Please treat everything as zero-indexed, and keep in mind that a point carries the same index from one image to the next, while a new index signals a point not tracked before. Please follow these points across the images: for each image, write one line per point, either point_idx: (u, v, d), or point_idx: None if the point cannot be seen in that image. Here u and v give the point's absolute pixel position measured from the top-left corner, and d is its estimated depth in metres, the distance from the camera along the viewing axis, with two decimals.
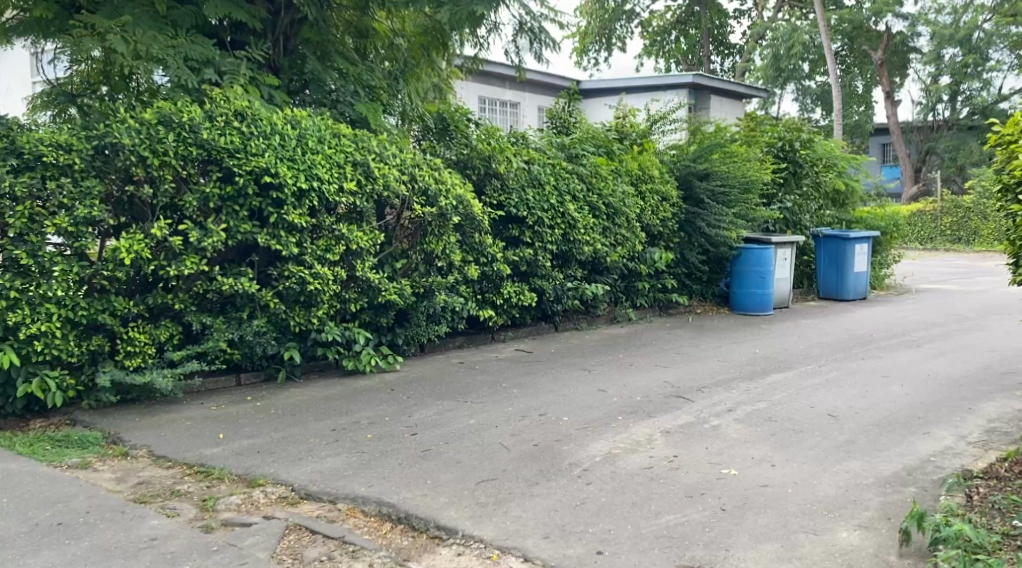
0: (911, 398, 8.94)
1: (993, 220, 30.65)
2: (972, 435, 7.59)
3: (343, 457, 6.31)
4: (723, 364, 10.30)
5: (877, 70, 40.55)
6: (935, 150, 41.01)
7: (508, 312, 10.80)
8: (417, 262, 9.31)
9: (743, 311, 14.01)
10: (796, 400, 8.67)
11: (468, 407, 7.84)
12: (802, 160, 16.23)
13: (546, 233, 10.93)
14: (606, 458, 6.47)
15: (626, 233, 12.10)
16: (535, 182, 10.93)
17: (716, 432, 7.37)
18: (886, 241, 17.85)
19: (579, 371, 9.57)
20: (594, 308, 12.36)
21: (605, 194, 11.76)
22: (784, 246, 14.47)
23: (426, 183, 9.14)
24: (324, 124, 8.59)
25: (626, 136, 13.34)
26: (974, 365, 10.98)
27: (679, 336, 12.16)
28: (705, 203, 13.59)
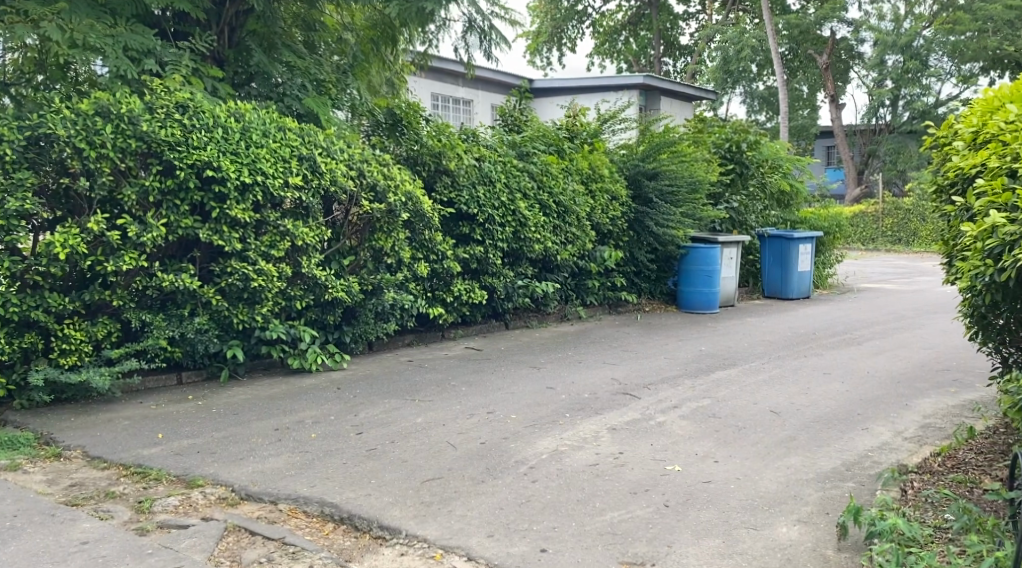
0: (851, 395, 9.08)
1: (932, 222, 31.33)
2: (909, 431, 7.72)
3: (286, 457, 6.21)
4: (670, 362, 10.37)
5: (822, 74, 41.22)
6: (878, 153, 41.82)
7: (458, 310, 10.75)
8: (364, 260, 9.22)
9: (690, 309, 14.13)
10: (739, 397, 8.75)
11: (414, 406, 7.77)
12: (748, 161, 16.45)
13: (497, 231, 10.91)
14: (552, 455, 6.45)
15: (576, 231, 12.12)
16: (486, 180, 10.91)
17: (661, 429, 7.40)
18: (828, 241, 18.16)
19: (527, 369, 9.56)
20: (544, 305, 12.37)
21: (555, 192, 11.78)
22: (731, 245, 14.57)
23: (374, 179, 9.03)
24: (269, 117, 8.44)
25: (577, 135, 13.34)
26: (911, 363, 11.19)
27: (627, 334, 12.22)
28: (653, 202, 13.70)
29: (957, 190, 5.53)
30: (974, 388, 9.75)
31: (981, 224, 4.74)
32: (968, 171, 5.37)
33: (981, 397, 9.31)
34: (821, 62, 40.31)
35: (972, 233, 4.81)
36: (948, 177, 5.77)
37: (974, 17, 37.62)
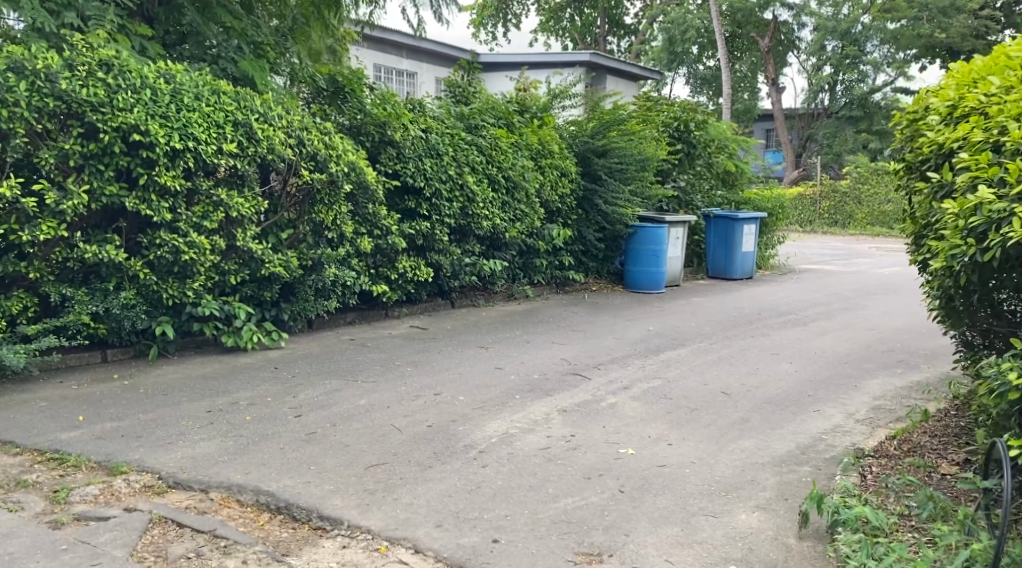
0: (801, 376, 8.97)
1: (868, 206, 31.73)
2: (860, 413, 7.61)
3: (219, 442, 5.83)
4: (618, 341, 10.16)
5: (764, 58, 41.42)
6: (816, 137, 42.28)
7: (402, 287, 10.39)
8: (304, 234, 8.81)
9: (637, 289, 13.96)
10: (690, 377, 8.57)
11: (356, 387, 7.42)
12: (696, 141, 16.32)
13: (443, 206, 10.59)
14: (502, 439, 6.17)
15: (525, 208, 11.82)
16: (432, 152, 10.54)
17: (613, 411, 7.17)
18: (772, 222, 18.16)
19: (474, 349, 9.26)
20: (491, 284, 12.09)
21: (503, 167, 11.45)
22: (677, 225, 14.42)
23: (314, 148, 8.59)
24: (201, 79, 7.95)
25: (526, 109, 12.97)
26: (855, 344, 11.15)
27: (574, 314, 12.00)
28: (602, 180, 13.48)
29: (927, 168, 5.36)
30: (919, 369, 9.72)
31: (963, 204, 4.55)
32: (939, 149, 5.19)
33: (927, 378, 9.28)
34: (762, 45, 40.51)
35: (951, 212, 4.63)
36: (914, 155, 5.61)
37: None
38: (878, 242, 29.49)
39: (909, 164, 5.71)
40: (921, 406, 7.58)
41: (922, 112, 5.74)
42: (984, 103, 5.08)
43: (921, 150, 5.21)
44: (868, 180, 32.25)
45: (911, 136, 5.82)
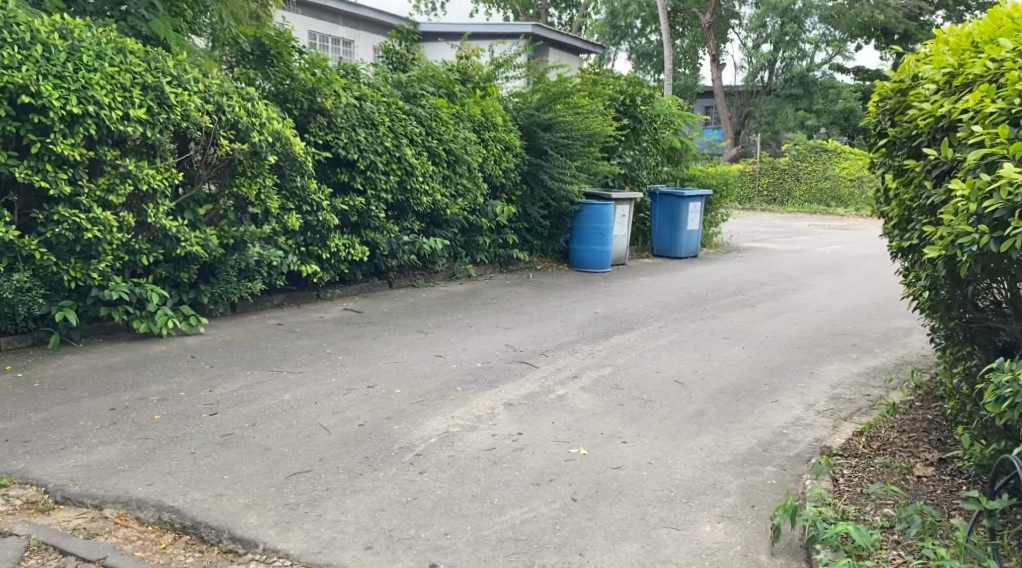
0: (755, 362, 8.54)
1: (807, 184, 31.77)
2: (820, 404, 7.19)
3: (120, 446, 5.15)
4: (565, 325, 9.64)
5: (704, 34, 41.20)
6: (754, 115, 42.16)
7: (335, 268, 9.73)
8: (224, 209, 8.11)
9: (582, 268, 13.48)
10: (641, 365, 8.08)
11: (282, 378, 6.78)
12: (642, 116, 15.80)
13: (380, 180, 9.93)
14: (442, 439, 5.60)
15: (467, 183, 11.19)
16: (367, 122, 9.87)
17: (562, 404, 6.64)
18: (716, 199, 17.80)
19: (412, 335, 8.65)
20: (431, 263, 11.51)
21: (445, 139, 10.80)
22: (622, 202, 13.96)
23: (235, 115, 7.85)
24: (105, 36, 7.16)
25: (469, 78, 12.26)
26: (806, 326, 10.79)
27: (518, 295, 11.45)
28: (548, 154, 12.95)
29: (920, 144, 4.91)
30: (873, 353, 9.38)
31: (974, 185, 4.09)
32: (937, 123, 4.74)
33: (883, 363, 8.93)
34: (703, 22, 40.30)
35: (958, 193, 4.18)
36: (902, 130, 5.16)
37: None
38: (817, 219, 29.41)
39: (894, 140, 5.26)
40: (882, 397, 7.20)
41: (910, 82, 5.29)
42: (989, 70, 4.62)
43: (918, 124, 4.75)
44: (808, 158, 32.27)
45: (896, 109, 5.38)
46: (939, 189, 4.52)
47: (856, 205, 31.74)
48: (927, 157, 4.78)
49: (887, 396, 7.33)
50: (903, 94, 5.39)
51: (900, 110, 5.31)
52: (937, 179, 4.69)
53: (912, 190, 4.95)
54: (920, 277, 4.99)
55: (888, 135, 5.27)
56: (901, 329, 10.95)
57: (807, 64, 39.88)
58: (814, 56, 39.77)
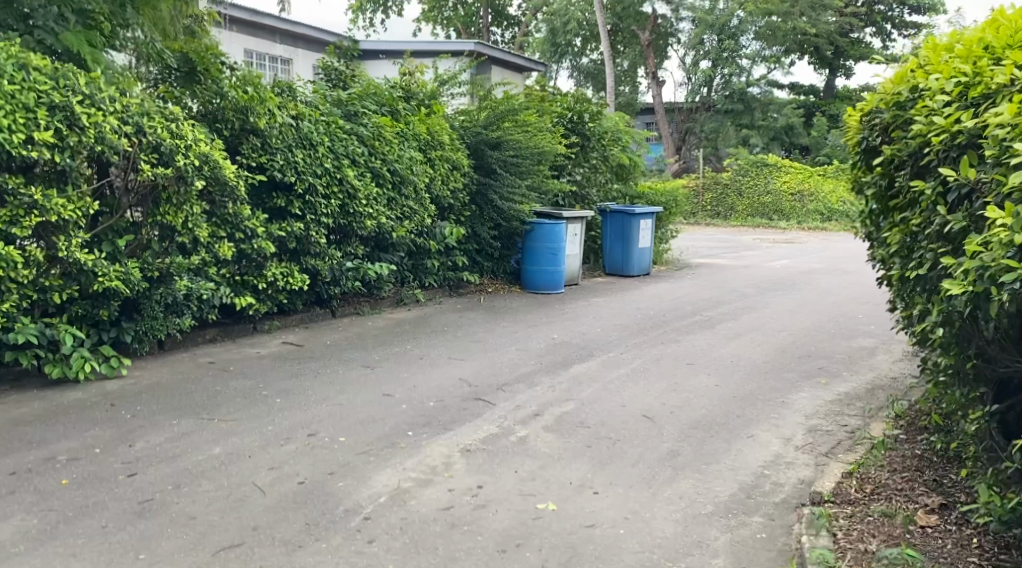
0: (723, 390, 8.08)
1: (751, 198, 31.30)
2: (798, 438, 6.74)
3: (18, 522, 4.51)
4: (521, 354, 9.09)
5: (644, 51, 41.23)
6: (694, 130, 42.16)
7: (272, 298, 9.10)
8: (148, 240, 7.43)
9: (535, 290, 12.93)
10: (606, 398, 7.55)
11: (213, 428, 6.12)
12: (590, 133, 15.37)
13: (320, 204, 9.34)
14: (394, 498, 5.03)
15: (413, 205, 10.63)
16: (304, 142, 9.25)
17: (523, 448, 6.09)
18: (666, 216, 17.43)
19: (357, 371, 8.04)
20: (376, 289, 10.91)
21: (388, 159, 10.24)
22: (574, 220, 13.50)
23: (157, 137, 7.18)
24: (6, 51, 6.44)
25: (413, 95, 11.59)
26: (769, 347, 10.37)
27: (470, 321, 10.87)
28: (496, 173, 12.49)
29: (932, 162, 4.52)
30: (842, 376, 8.98)
31: (1016, 213, 3.63)
32: (952, 139, 4.35)
33: (854, 388, 8.53)
34: (643, 39, 40.33)
35: (996, 222, 3.73)
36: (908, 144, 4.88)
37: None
38: (762, 233, 29.35)
39: (894, 158, 5.00)
40: (863, 429, 6.76)
41: (910, 95, 5.02)
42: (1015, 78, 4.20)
43: (931, 141, 4.39)
44: (749, 172, 32.23)
45: (895, 123, 5.13)
46: (958, 215, 4.15)
47: (797, 219, 31.81)
48: (942, 177, 4.43)
49: (867, 427, 6.90)
50: (903, 107, 5.10)
51: (899, 125, 5.05)
52: (952, 203, 4.38)
53: (920, 214, 4.61)
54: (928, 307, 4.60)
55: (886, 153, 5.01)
56: (865, 348, 10.59)
57: (746, 79, 40.12)
58: (751, 71, 40.05)
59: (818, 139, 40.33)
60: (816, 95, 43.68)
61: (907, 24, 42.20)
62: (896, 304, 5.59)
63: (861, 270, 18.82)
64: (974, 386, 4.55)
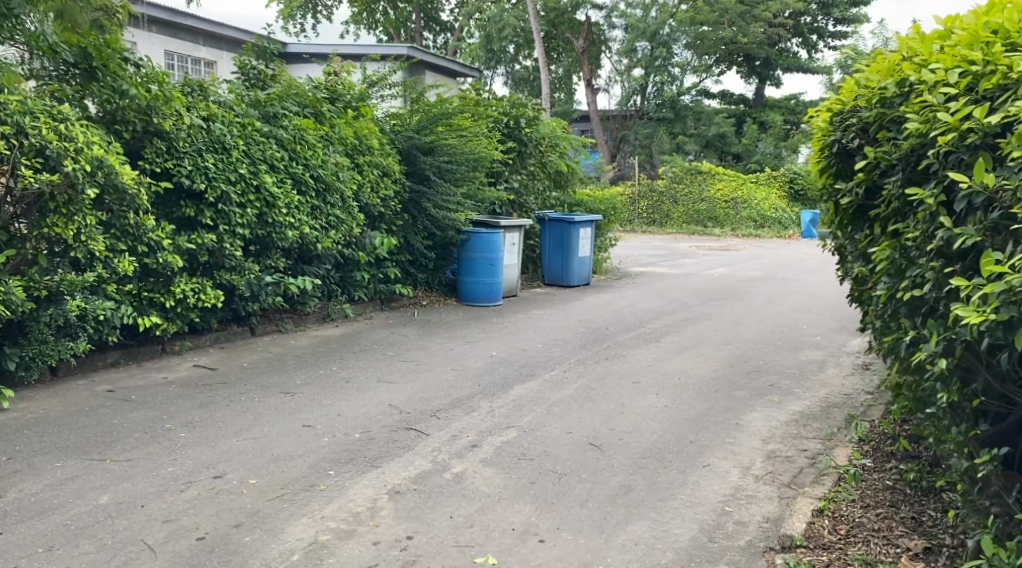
0: (674, 410, 7.58)
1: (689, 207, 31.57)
2: (758, 466, 6.21)
3: None
4: (458, 374, 8.48)
5: (579, 58, 40.90)
6: (628, 139, 41.48)
7: (183, 317, 8.46)
8: (33, 255, 6.76)
9: (471, 302, 12.31)
10: (549, 423, 6.97)
11: (103, 470, 5.48)
12: (527, 139, 14.82)
13: (235, 214, 8.61)
14: (308, 557, 4.48)
15: (340, 214, 9.98)
16: (216, 146, 8.52)
17: (460, 488, 5.53)
18: (604, 225, 16.97)
19: (276, 399, 7.38)
20: (301, 304, 10.29)
21: (312, 164, 9.55)
22: (512, 229, 12.92)
23: (42, 139, 6.56)
24: None
25: (339, 97, 10.82)
26: (717, 361, 9.86)
27: (403, 338, 10.19)
28: (430, 180, 11.82)
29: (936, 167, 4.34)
30: (795, 391, 8.50)
31: None
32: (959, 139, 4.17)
33: (809, 405, 8.05)
34: (577, 46, 40.07)
35: None
36: (897, 149, 4.75)
37: (712, 8, 38.76)
38: (697, 241, 29.14)
39: (882, 161, 4.91)
40: (825, 455, 6.32)
41: (898, 90, 4.87)
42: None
43: (939, 141, 4.15)
44: (684, 179, 32.06)
45: (880, 120, 5.00)
46: (971, 228, 3.89)
47: (731, 226, 31.83)
48: (946, 182, 4.22)
49: (832, 453, 6.38)
50: (892, 107, 4.96)
51: (886, 123, 4.93)
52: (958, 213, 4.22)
53: (916, 227, 4.40)
54: (927, 331, 4.20)
55: (873, 155, 4.94)
56: (813, 360, 10.14)
57: (679, 87, 40.16)
58: (683, 79, 40.40)
59: (748, 147, 40.25)
60: (744, 104, 43.88)
61: (832, 35, 42.74)
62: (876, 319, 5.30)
63: (798, 278, 18.56)
64: (973, 424, 4.07)
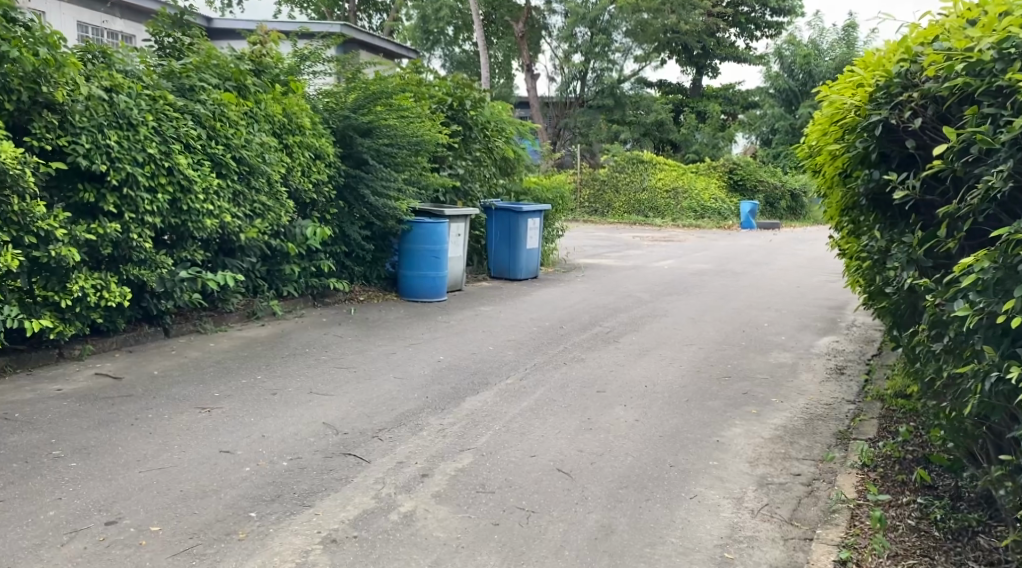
0: (646, 425, 6.78)
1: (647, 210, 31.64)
2: (752, 498, 5.41)
3: None
4: (402, 384, 7.55)
5: (518, 42, 39.30)
6: (568, 125, 40.84)
7: (83, 318, 7.51)
8: None
9: (412, 297, 11.36)
10: (509, 446, 6.15)
11: None
12: (471, 122, 13.87)
13: (143, 200, 7.63)
14: None
15: (267, 200, 9.07)
16: (121, 122, 7.45)
17: (411, 533, 4.68)
18: (552, 215, 16.14)
19: (189, 419, 6.47)
20: (222, 303, 9.32)
21: (234, 145, 8.60)
22: (458, 218, 12.02)
23: None
24: None
25: (265, 69, 9.69)
26: (683, 364, 9.04)
27: (338, 339, 9.20)
28: (368, 164, 10.84)
29: None
30: (772, 401, 7.72)
31: None
32: None
33: (790, 418, 7.27)
34: (516, 30, 39.16)
35: None
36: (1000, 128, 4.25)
37: None
38: (640, 230, 28.59)
39: (974, 144, 4.41)
40: (825, 485, 5.59)
41: (997, 53, 4.39)
42: None
43: None
44: (626, 168, 31.58)
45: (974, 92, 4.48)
46: None
47: (672, 216, 31.50)
48: None
49: (835, 482, 5.55)
50: (989, 74, 4.48)
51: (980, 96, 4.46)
52: None
53: None
54: None
55: (959, 137, 4.43)
56: (783, 364, 9.33)
57: (618, 74, 39.68)
58: (622, 66, 39.84)
59: (686, 136, 39.99)
60: (681, 93, 43.50)
61: (768, 25, 42.60)
62: (941, 334, 4.70)
63: (751, 272, 17.90)
64: None
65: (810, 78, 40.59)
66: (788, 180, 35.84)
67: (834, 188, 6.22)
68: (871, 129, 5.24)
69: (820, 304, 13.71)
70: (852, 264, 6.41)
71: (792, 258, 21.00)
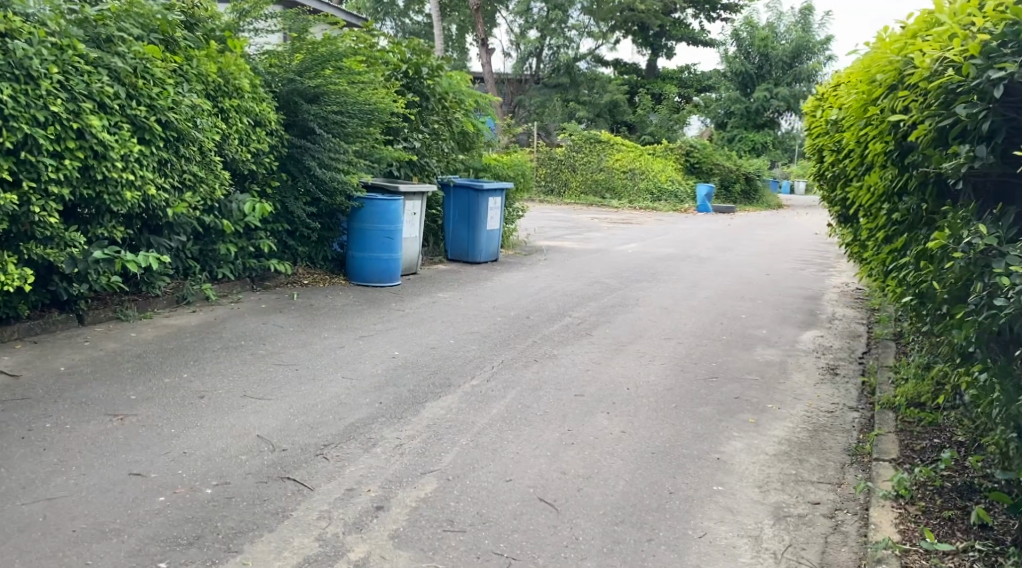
0: (634, 439, 5.90)
1: (606, 189, 30.87)
2: (771, 537, 4.56)
3: None
4: (353, 386, 6.57)
5: (474, 16, 37.49)
6: (523, 104, 39.40)
7: None
8: None
9: (362, 282, 10.33)
10: (479, 465, 5.24)
11: None
12: (429, 92, 12.82)
13: (46, 167, 6.57)
14: None
15: (198, 171, 8.00)
16: (19, 73, 6.34)
17: None
18: (511, 194, 15.15)
19: (97, 431, 5.44)
20: (147, 285, 8.24)
21: (160, 106, 7.49)
22: (413, 196, 10.99)
23: None
24: None
25: (198, 23, 8.58)
26: (665, 362, 8.17)
27: (280, 329, 8.16)
28: (315, 134, 9.74)
29: None
30: (770, 408, 6.89)
31: None
32: None
33: (793, 429, 6.44)
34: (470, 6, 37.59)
35: None
36: None
37: None
38: (596, 212, 27.75)
39: None
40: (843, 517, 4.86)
41: None
42: None
43: None
44: (582, 148, 30.56)
45: None
46: None
47: (628, 197, 30.74)
48: None
49: (868, 521, 4.64)
50: None
51: None
52: None
53: None
54: None
55: None
56: (772, 362, 8.50)
57: (574, 52, 38.82)
58: (578, 44, 38.94)
59: (642, 118, 39.20)
60: (636, 73, 42.62)
61: (725, 7, 42.02)
62: None
63: (716, 258, 17.12)
64: None
65: (767, 61, 40.13)
66: (743, 164, 35.26)
67: (879, 171, 5.33)
68: (987, 91, 4.34)
69: (795, 294, 12.96)
70: (883, 261, 5.53)
71: (754, 243, 20.31)
